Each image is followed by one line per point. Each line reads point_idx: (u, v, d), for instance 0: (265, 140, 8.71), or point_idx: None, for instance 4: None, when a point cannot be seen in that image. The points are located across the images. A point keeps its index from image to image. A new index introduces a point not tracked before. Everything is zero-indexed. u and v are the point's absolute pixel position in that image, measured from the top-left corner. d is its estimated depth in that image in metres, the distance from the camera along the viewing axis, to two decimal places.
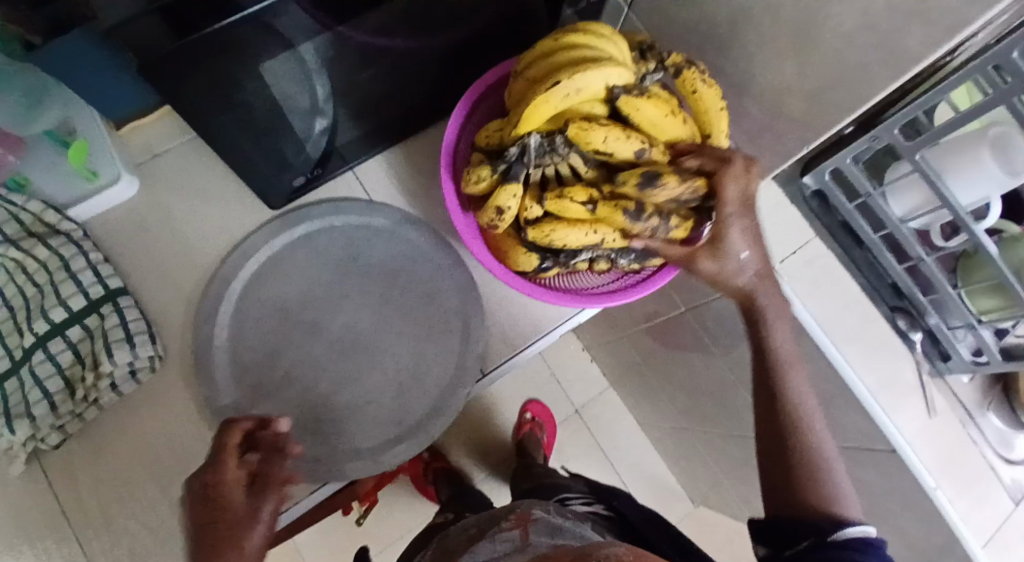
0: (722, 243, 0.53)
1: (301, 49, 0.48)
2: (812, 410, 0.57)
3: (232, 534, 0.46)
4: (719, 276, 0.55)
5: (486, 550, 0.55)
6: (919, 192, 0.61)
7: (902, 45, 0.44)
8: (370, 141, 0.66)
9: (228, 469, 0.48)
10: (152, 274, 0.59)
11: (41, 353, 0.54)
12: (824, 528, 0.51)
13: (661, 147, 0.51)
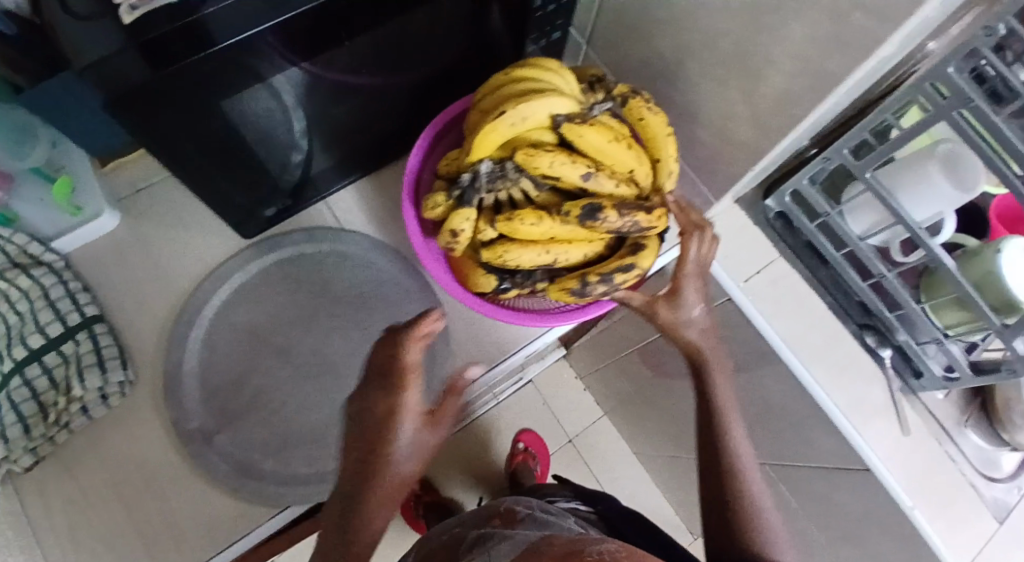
0: (680, 295, 0.54)
1: (274, 84, 0.50)
2: (749, 461, 0.55)
3: (406, 442, 0.46)
4: (670, 328, 0.55)
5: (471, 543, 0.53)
6: (874, 209, 0.62)
7: (824, 69, 0.46)
8: (342, 172, 0.68)
9: (415, 386, 0.46)
10: (129, 302, 0.62)
11: (17, 378, 0.56)
12: None
13: (608, 172, 0.53)
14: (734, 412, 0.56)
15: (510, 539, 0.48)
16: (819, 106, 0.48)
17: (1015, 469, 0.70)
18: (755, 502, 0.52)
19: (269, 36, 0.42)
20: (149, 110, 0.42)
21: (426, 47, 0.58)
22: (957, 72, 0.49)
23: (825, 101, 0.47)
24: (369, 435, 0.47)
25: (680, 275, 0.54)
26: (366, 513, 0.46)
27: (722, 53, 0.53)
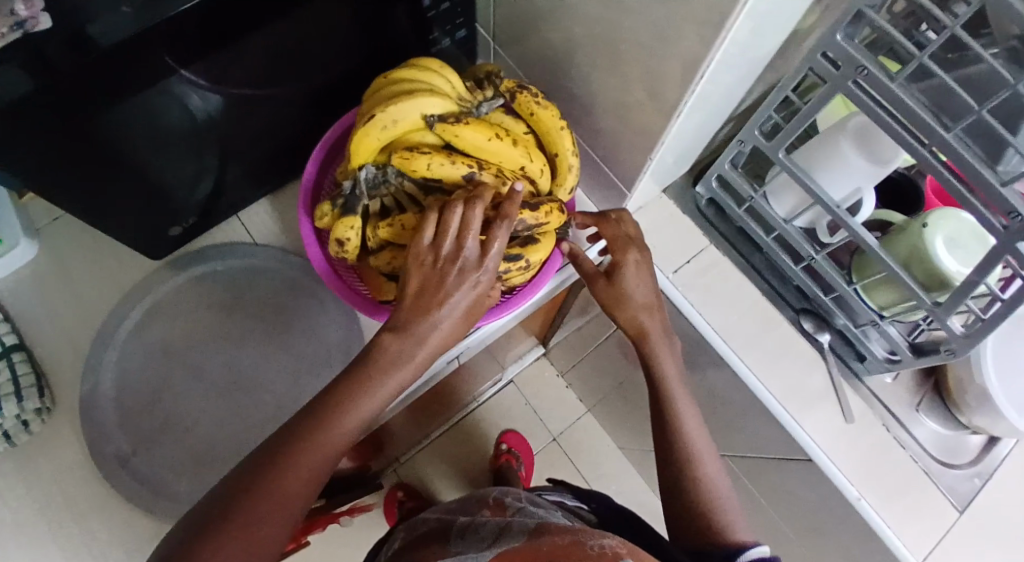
0: (624, 267, 0.57)
1: (148, 108, 0.50)
2: (703, 442, 0.55)
3: (454, 315, 0.46)
4: (618, 305, 0.56)
5: (465, 538, 0.53)
6: (795, 191, 0.59)
7: (683, 47, 0.44)
8: (257, 186, 0.68)
9: (491, 263, 0.47)
10: (48, 326, 0.62)
11: None
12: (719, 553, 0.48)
13: (493, 169, 0.51)
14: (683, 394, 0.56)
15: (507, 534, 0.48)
16: (695, 85, 0.47)
17: (979, 450, 0.66)
18: (709, 481, 0.53)
19: (137, 63, 0.44)
20: (31, 144, 0.44)
21: (317, 57, 0.58)
22: (846, 39, 0.45)
23: (701, 77, 0.46)
24: (421, 297, 0.46)
25: (619, 248, 0.57)
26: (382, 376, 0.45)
27: (600, 39, 0.52)
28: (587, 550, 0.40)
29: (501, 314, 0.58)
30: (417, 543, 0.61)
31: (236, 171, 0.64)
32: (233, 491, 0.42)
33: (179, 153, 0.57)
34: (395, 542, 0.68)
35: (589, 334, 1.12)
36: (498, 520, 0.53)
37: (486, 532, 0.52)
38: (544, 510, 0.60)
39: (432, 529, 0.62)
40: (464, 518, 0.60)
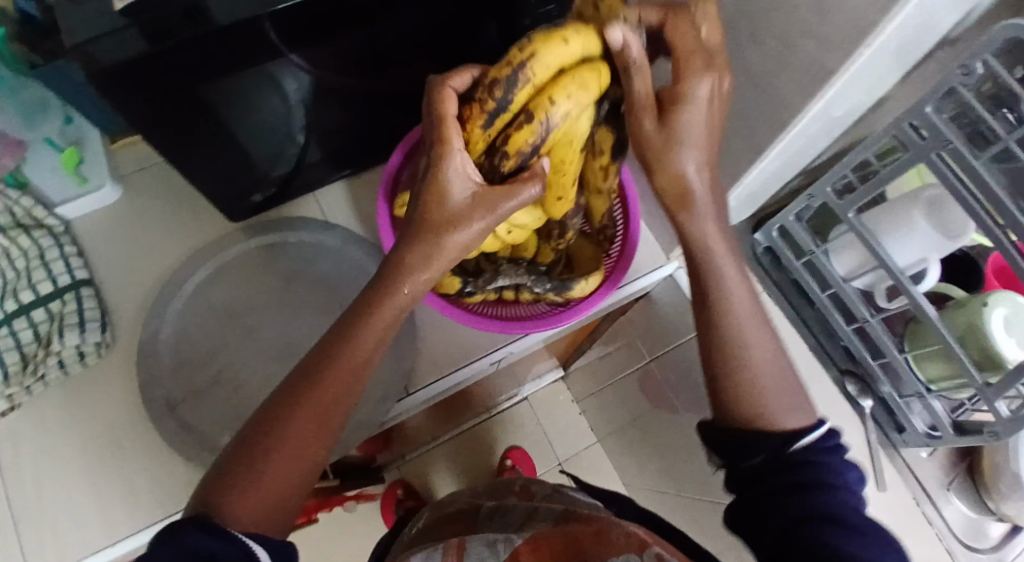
0: (686, 104, 0.43)
1: (270, 77, 0.53)
2: (752, 316, 0.47)
3: (452, 225, 0.42)
4: (662, 147, 0.43)
5: (495, 520, 0.57)
6: (859, 252, 0.59)
7: (782, 97, 0.48)
8: (334, 167, 0.71)
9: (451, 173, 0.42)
10: (119, 269, 0.65)
11: (4, 328, 0.60)
12: (778, 442, 0.45)
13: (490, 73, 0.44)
14: (726, 253, 0.47)
15: (536, 517, 0.53)
16: (787, 135, 0.50)
17: (1001, 538, 0.66)
18: (757, 365, 0.46)
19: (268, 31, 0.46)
20: (157, 91, 0.46)
21: (418, 55, 0.61)
22: (935, 112, 0.48)
23: (793, 125, 0.48)
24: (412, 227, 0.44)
25: (681, 69, 0.43)
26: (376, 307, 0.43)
27: None
28: (613, 539, 0.44)
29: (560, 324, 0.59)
30: (443, 519, 0.65)
31: (318, 151, 0.67)
32: (238, 449, 0.41)
33: (274, 126, 0.60)
34: (421, 521, 0.69)
35: (612, 363, 1.12)
36: (526, 508, 0.57)
37: (514, 518, 0.55)
38: (571, 497, 0.64)
39: (461, 509, 0.64)
40: (492, 502, 0.64)
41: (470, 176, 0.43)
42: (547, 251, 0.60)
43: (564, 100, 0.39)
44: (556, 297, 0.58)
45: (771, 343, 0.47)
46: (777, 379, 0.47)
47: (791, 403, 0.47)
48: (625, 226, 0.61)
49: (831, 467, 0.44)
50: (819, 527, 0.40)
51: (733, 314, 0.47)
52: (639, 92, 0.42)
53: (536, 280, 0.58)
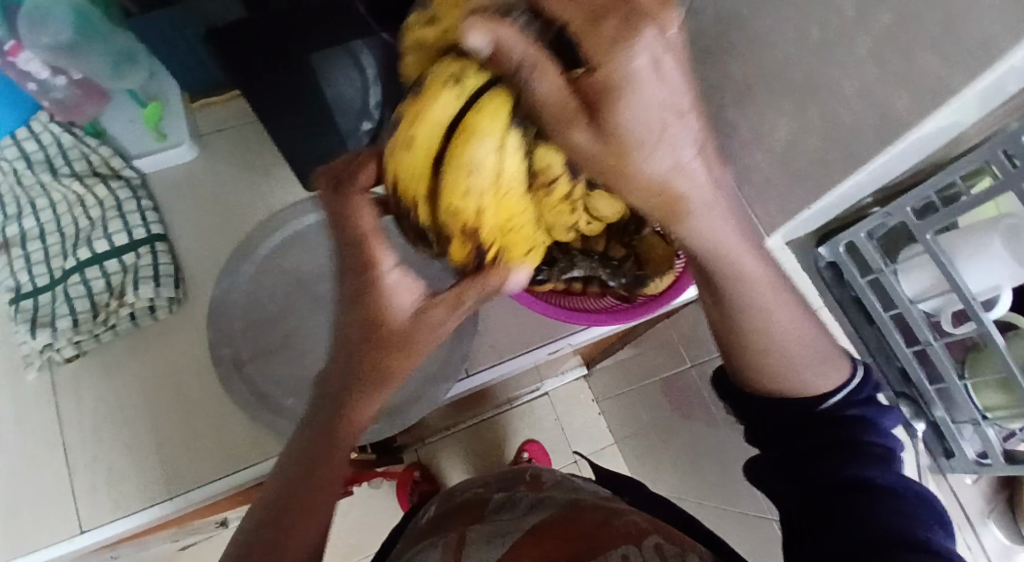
0: (622, 93, 0.27)
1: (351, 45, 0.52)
2: (766, 302, 0.45)
3: (397, 354, 0.40)
4: (620, 161, 0.30)
5: (506, 512, 0.59)
6: (928, 274, 0.60)
7: (892, 110, 0.44)
8: None
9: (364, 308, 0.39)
10: (192, 227, 0.66)
11: (78, 275, 0.61)
12: (809, 406, 0.48)
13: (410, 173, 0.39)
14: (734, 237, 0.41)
15: (539, 511, 0.56)
16: (890, 152, 0.47)
17: None
18: (781, 342, 0.47)
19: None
20: None
21: None
22: None
23: (899, 142, 0.45)
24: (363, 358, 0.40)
25: (591, 45, 0.26)
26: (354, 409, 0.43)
27: (789, 84, 0.53)
28: (615, 531, 0.49)
29: (628, 318, 0.61)
30: (455, 507, 0.65)
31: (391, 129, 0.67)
32: (262, 521, 0.44)
33: (350, 99, 0.58)
34: (430, 510, 0.69)
35: (635, 367, 1.11)
36: (535, 501, 0.60)
37: (523, 511, 0.57)
38: (580, 482, 0.67)
39: (472, 498, 0.65)
40: (502, 492, 0.65)
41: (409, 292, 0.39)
42: (619, 246, 0.59)
43: (464, 202, 0.34)
44: (624, 292, 0.60)
45: (791, 312, 0.46)
46: (805, 339, 0.47)
47: (823, 369, 0.48)
48: None
49: (857, 425, 0.48)
50: (865, 507, 0.45)
51: (743, 285, 0.44)
52: (547, 101, 0.28)
53: (610, 273, 0.59)
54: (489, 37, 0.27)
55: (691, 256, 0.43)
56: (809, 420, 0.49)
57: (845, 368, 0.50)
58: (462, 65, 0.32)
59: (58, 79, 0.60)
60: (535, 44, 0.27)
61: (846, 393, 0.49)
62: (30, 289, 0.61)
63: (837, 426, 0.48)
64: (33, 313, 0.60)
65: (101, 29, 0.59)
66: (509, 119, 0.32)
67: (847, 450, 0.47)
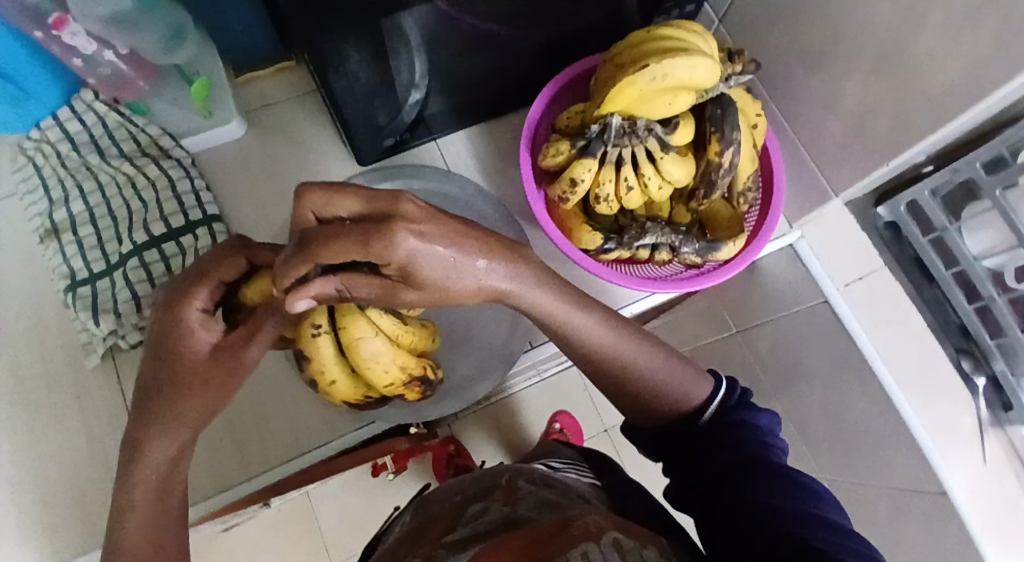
0: (414, 264, 0.33)
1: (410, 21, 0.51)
2: (630, 363, 0.43)
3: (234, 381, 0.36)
4: (441, 293, 0.35)
5: (465, 530, 0.43)
6: (994, 230, 0.59)
7: (987, 73, 0.42)
8: (458, 115, 0.69)
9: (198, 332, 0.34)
10: (245, 208, 0.66)
11: (135, 259, 0.59)
12: (691, 429, 0.41)
13: (346, 386, 0.43)
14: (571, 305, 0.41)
15: (501, 532, 0.38)
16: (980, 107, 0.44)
17: None
18: (663, 397, 0.42)
19: None
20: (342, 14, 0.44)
21: (572, 5, 0.58)
22: None
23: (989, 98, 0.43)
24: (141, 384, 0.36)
25: (376, 253, 0.31)
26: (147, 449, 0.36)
27: (871, 43, 0.51)
28: (574, 529, 0.31)
29: (695, 286, 0.58)
30: (426, 523, 0.50)
31: (446, 99, 0.66)
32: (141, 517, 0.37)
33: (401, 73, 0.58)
34: (405, 520, 0.57)
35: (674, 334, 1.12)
36: (504, 521, 0.42)
37: (479, 534, 0.40)
38: (568, 493, 0.49)
39: (440, 519, 0.49)
40: (472, 506, 0.49)
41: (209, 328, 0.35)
42: (685, 213, 0.60)
43: (395, 374, 0.42)
44: (697, 259, 0.57)
45: (643, 345, 0.43)
46: (677, 379, 0.43)
47: (683, 382, 0.43)
48: (765, 193, 0.61)
49: (740, 426, 0.40)
50: (797, 523, 0.33)
51: (603, 355, 0.42)
52: (372, 292, 0.35)
53: (682, 238, 0.56)
54: (306, 296, 0.32)
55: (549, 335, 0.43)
56: (685, 436, 0.41)
57: (707, 378, 0.44)
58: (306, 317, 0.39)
59: (104, 54, 0.57)
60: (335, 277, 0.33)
61: (716, 401, 0.42)
62: (85, 274, 0.60)
63: (719, 434, 0.40)
64: (92, 299, 0.59)
65: (155, 3, 0.56)
66: (359, 310, 0.40)
67: (729, 451, 0.39)
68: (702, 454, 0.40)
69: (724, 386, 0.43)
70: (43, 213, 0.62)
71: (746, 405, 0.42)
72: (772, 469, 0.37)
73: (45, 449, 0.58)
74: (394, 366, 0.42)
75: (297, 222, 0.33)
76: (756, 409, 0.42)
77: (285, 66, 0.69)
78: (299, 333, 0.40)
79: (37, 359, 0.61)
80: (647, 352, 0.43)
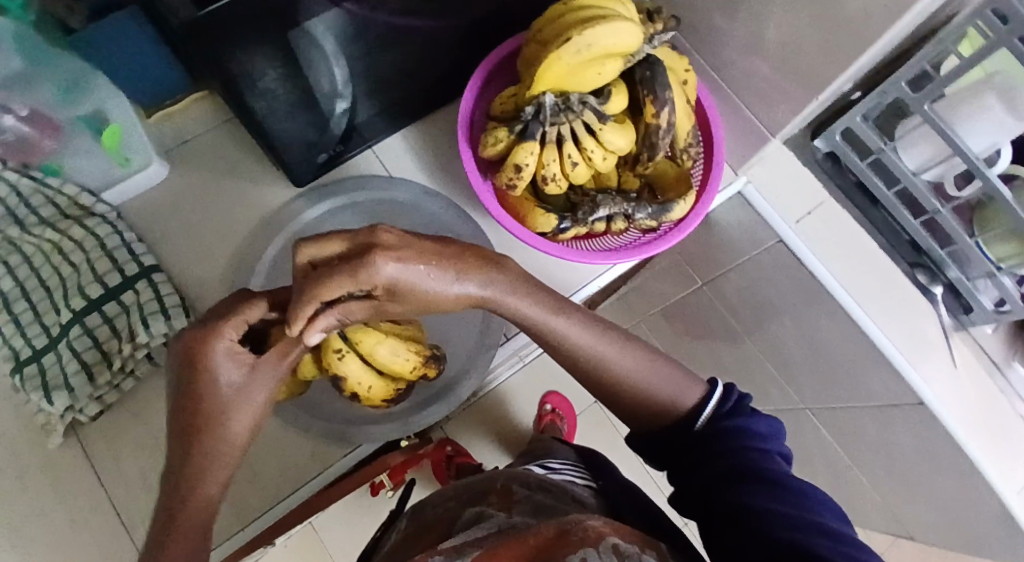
0: (397, 284, 0.37)
1: (319, 29, 0.49)
2: (612, 355, 0.45)
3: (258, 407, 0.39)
4: (426, 305, 0.40)
5: (460, 534, 0.43)
6: (929, 143, 0.60)
7: None
8: (389, 118, 0.67)
9: (225, 361, 0.36)
10: (189, 251, 0.63)
11: (78, 326, 0.56)
12: (687, 429, 0.43)
13: (379, 384, 0.50)
14: (548, 307, 0.44)
15: (500, 534, 0.39)
16: (901, 22, 0.45)
17: None
18: (646, 389, 0.45)
19: None
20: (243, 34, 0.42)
21: None
22: None
23: (911, 9, 0.43)
24: (178, 425, 0.38)
25: (362, 281, 0.36)
26: (204, 482, 0.37)
27: None
28: (571, 533, 0.33)
29: (653, 251, 0.58)
30: (422, 529, 0.50)
31: (374, 103, 0.64)
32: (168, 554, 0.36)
33: (320, 83, 0.56)
34: (398, 527, 0.56)
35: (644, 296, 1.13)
36: (503, 521, 0.43)
37: (475, 535, 0.41)
38: (563, 498, 0.51)
39: (432, 525, 0.49)
40: (466, 509, 0.49)
41: (237, 353, 0.37)
42: (632, 179, 0.59)
43: (416, 355, 0.49)
44: (652, 223, 0.57)
45: (624, 341, 0.46)
46: (659, 374, 0.45)
47: (672, 382, 0.45)
48: (707, 146, 0.61)
49: (735, 432, 0.40)
50: (801, 530, 0.33)
51: (583, 355, 0.44)
52: (367, 313, 0.39)
53: (635, 205, 0.56)
54: (314, 330, 0.36)
55: (532, 339, 0.45)
56: (680, 441, 0.43)
57: (702, 384, 0.45)
58: (326, 345, 0.45)
59: (4, 118, 0.53)
60: (334, 308, 0.37)
61: (712, 408, 0.43)
62: (29, 353, 0.56)
63: (716, 440, 0.41)
64: (40, 379, 0.55)
65: (47, 53, 0.53)
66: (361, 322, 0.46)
67: (723, 457, 0.39)
68: (702, 458, 0.40)
69: (719, 392, 0.44)
70: None
71: (741, 410, 0.42)
72: (766, 473, 0.37)
73: (30, 538, 0.55)
74: (410, 351, 0.49)
75: (294, 267, 0.37)
76: (751, 414, 0.42)
77: (199, 98, 0.66)
78: (325, 361, 0.46)
79: None
80: (638, 351, 0.46)
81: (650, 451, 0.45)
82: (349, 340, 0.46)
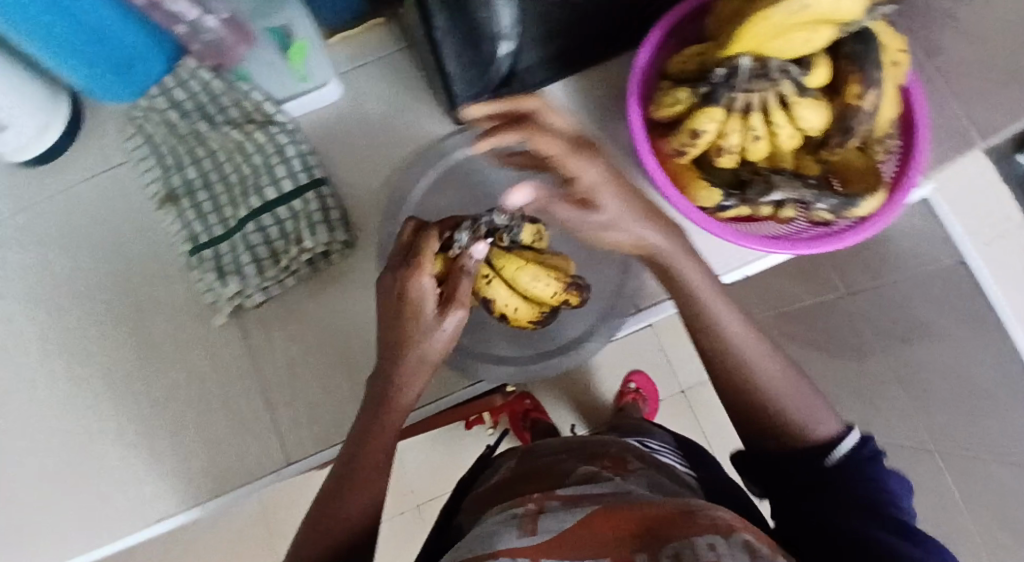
0: (589, 194, 0.43)
1: None
2: (754, 356, 0.46)
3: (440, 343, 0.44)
4: (601, 233, 0.45)
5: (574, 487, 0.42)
6: None
7: None
8: (556, 66, 0.66)
9: (421, 290, 0.42)
10: (349, 169, 0.66)
11: (253, 223, 0.61)
12: (816, 461, 0.45)
13: (528, 308, 0.51)
14: (710, 286, 0.47)
15: (619, 498, 0.38)
16: None
17: None
18: (780, 397, 0.46)
19: None
20: None
21: None
22: None
23: None
24: (381, 346, 0.45)
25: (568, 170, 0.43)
26: (394, 402, 0.44)
27: None
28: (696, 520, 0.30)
29: (821, 248, 0.54)
30: (529, 476, 0.50)
31: (547, 48, 0.63)
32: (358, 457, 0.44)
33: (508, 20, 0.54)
34: (506, 465, 0.57)
35: None
36: (620, 486, 0.42)
37: (596, 493, 0.41)
38: (678, 482, 0.49)
39: (539, 474, 0.49)
40: (576, 464, 0.49)
41: (427, 288, 0.43)
42: (812, 163, 0.54)
43: (555, 278, 0.49)
44: (826, 216, 0.53)
45: (769, 352, 0.47)
46: (797, 391, 0.47)
47: (815, 410, 0.46)
48: (906, 139, 0.55)
49: (869, 476, 0.43)
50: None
51: (728, 350, 0.46)
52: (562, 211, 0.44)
53: (816, 193, 0.51)
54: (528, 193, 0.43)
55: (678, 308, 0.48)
56: (806, 472, 0.45)
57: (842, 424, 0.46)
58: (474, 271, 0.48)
59: (206, 20, 0.55)
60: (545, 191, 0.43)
61: (847, 450, 0.44)
62: (208, 238, 0.62)
63: (846, 480, 0.43)
64: (217, 261, 0.61)
65: None
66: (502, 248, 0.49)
67: (851, 496, 0.42)
68: (823, 492, 0.43)
69: (857, 437, 0.45)
70: (159, 179, 0.64)
71: (876, 458, 0.44)
72: (890, 521, 0.40)
73: (177, 402, 0.61)
74: (551, 276, 0.49)
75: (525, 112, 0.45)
76: (885, 467, 0.44)
77: (376, 23, 0.67)
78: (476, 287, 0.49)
79: (163, 320, 0.63)
80: (782, 365, 0.47)
81: (765, 474, 0.47)
82: (494, 266, 0.49)
